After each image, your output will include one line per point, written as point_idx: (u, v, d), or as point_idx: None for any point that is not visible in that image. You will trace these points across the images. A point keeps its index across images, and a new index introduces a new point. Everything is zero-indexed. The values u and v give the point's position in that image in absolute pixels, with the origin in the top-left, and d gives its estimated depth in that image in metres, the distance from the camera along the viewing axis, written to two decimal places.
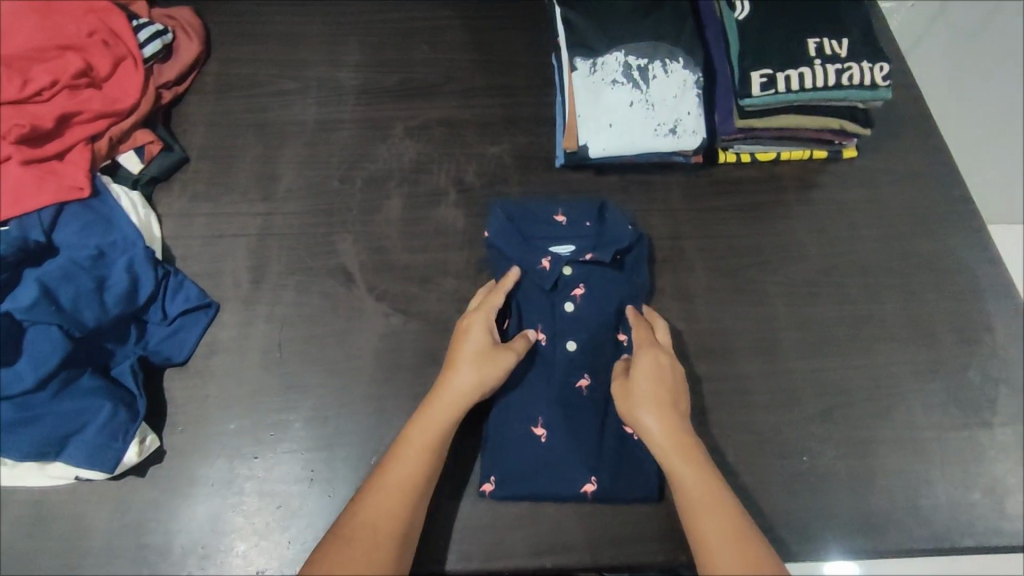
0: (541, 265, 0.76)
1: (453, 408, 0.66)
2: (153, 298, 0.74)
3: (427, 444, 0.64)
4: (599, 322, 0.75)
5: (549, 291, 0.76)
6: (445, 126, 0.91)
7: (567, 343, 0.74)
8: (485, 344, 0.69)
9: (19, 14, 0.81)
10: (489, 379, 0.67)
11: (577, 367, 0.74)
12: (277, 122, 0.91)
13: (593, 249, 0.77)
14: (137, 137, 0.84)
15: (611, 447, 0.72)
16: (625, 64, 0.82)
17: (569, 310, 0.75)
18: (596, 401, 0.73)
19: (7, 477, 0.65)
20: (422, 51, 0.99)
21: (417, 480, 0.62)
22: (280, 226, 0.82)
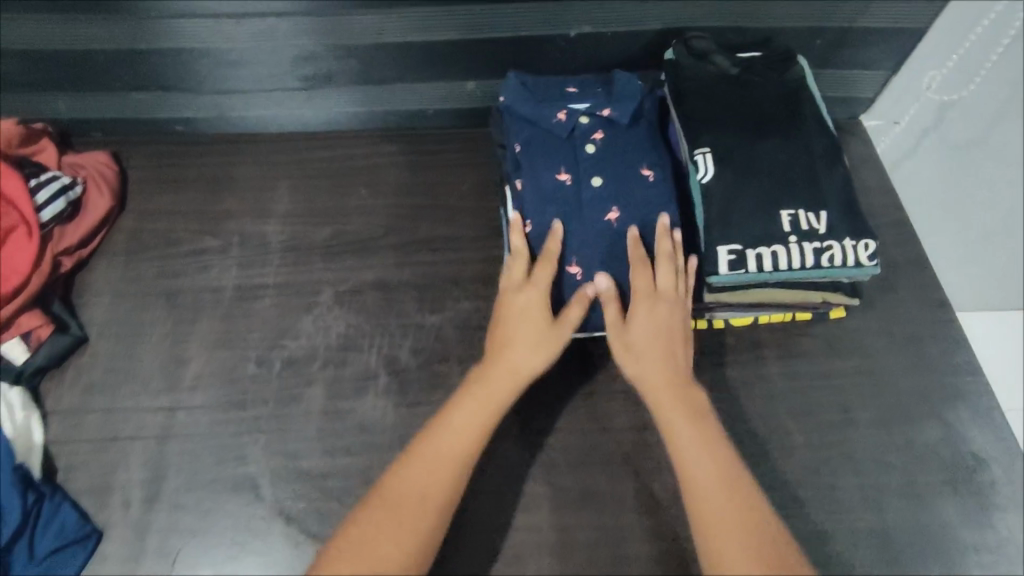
0: (558, 119, 0.78)
1: (502, 392, 0.65)
2: (19, 532, 0.64)
3: (465, 457, 0.62)
4: (621, 153, 0.75)
5: (568, 138, 0.77)
6: (380, 290, 0.81)
7: (593, 180, 0.73)
8: (541, 306, 0.69)
9: None
10: (542, 359, 0.66)
11: (606, 202, 0.73)
12: (191, 288, 0.81)
13: (610, 136, 0.77)
14: (22, 321, 0.73)
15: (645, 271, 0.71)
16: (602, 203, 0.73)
17: (581, 121, 0.78)
18: (628, 232, 0.72)
19: None
20: (360, 195, 0.89)
21: (457, 460, 0.61)
22: (183, 426, 0.72)
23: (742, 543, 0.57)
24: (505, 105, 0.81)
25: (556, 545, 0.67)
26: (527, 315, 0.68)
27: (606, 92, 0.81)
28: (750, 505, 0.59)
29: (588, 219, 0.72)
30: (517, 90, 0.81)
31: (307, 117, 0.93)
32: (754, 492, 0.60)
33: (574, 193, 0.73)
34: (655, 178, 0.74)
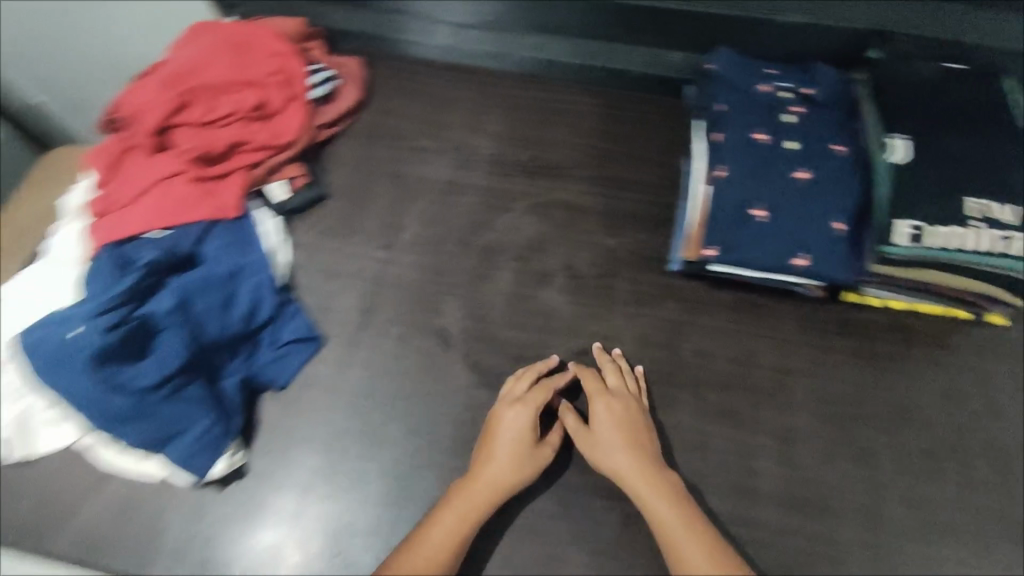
0: (761, 90, 0.87)
1: (485, 491, 0.68)
2: (269, 323, 0.80)
3: (457, 537, 0.65)
4: (816, 128, 0.83)
5: (768, 106, 0.85)
6: (567, 210, 0.93)
7: (787, 143, 0.82)
8: (524, 431, 0.71)
9: (217, 51, 0.92)
10: (520, 475, 0.69)
11: (795, 162, 0.81)
12: (412, 175, 0.96)
13: (808, 111, 0.85)
14: (288, 170, 0.91)
15: (824, 227, 0.77)
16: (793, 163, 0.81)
17: (782, 95, 0.86)
18: (815, 190, 0.79)
19: (112, 460, 0.72)
20: (559, 131, 1.02)
21: (451, 552, 0.64)
22: (394, 276, 0.86)
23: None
24: (713, 71, 0.91)
25: (692, 448, 0.75)
26: (515, 423, 0.72)
27: (807, 76, 0.89)
28: (718, 544, 0.64)
29: (778, 172, 0.80)
30: (728, 59, 0.90)
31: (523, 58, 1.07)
32: (708, 528, 0.65)
33: (770, 150, 0.81)
34: (846, 153, 0.81)
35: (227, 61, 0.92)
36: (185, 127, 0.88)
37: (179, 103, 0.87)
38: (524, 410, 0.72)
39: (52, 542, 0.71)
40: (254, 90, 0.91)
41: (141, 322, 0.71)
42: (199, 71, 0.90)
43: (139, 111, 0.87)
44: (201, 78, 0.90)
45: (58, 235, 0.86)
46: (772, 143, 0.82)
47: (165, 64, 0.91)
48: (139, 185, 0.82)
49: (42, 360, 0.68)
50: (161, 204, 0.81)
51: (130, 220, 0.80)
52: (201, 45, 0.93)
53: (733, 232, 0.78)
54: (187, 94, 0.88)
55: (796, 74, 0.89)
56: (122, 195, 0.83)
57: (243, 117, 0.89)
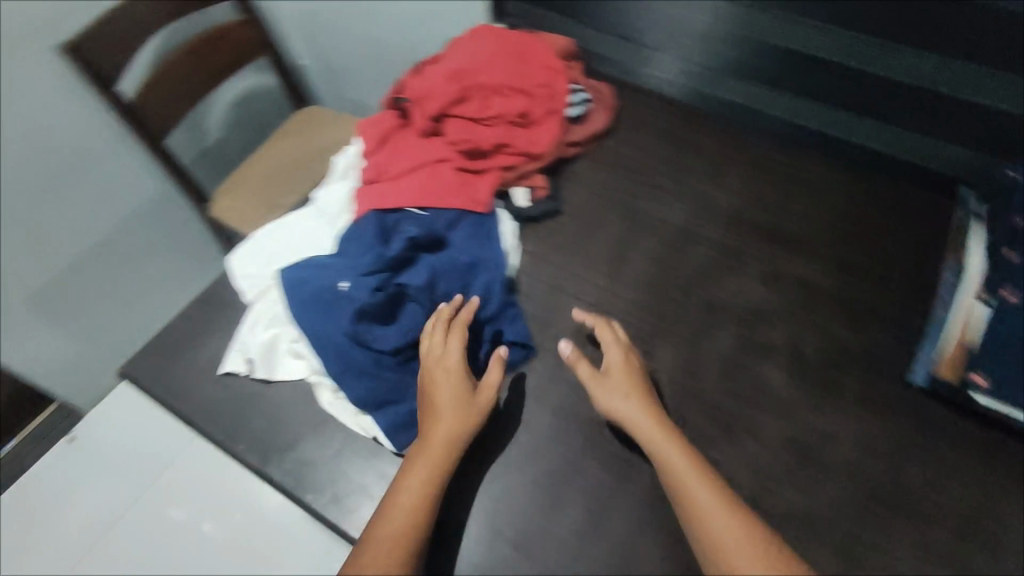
0: None
1: (441, 449, 0.69)
2: (491, 320, 0.82)
3: (421, 497, 0.66)
4: None
5: None
6: (801, 287, 0.88)
7: None
8: (455, 372, 0.73)
9: (500, 56, 0.98)
10: (465, 424, 0.70)
11: None
12: (645, 212, 0.96)
13: None
14: (534, 179, 0.95)
15: None
16: None
17: None
18: None
19: (331, 405, 0.76)
20: (803, 204, 0.97)
21: (422, 509, 0.66)
22: (612, 307, 0.86)
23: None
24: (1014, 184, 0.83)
25: None
26: (445, 357, 0.73)
27: None
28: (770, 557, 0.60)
29: None
30: None
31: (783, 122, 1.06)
32: (772, 542, 0.61)
33: None
34: None
35: (506, 67, 0.97)
36: (457, 119, 0.94)
37: (459, 95, 0.93)
38: (456, 351, 0.74)
39: (269, 462, 0.74)
40: (524, 98, 0.96)
41: (395, 291, 0.76)
42: (481, 70, 0.96)
43: (424, 96, 0.94)
44: (481, 77, 0.95)
45: (326, 191, 0.95)
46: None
47: (453, 58, 0.98)
48: (410, 163, 0.89)
49: (312, 302, 0.77)
50: (425, 186, 0.87)
51: (397, 193, 0.87)
52: (488, 48, 0.99)
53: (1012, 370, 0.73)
54: (468, 89, 0.94)
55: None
56: (393, 168, 0.90)
57: (509, 122, 0.94)
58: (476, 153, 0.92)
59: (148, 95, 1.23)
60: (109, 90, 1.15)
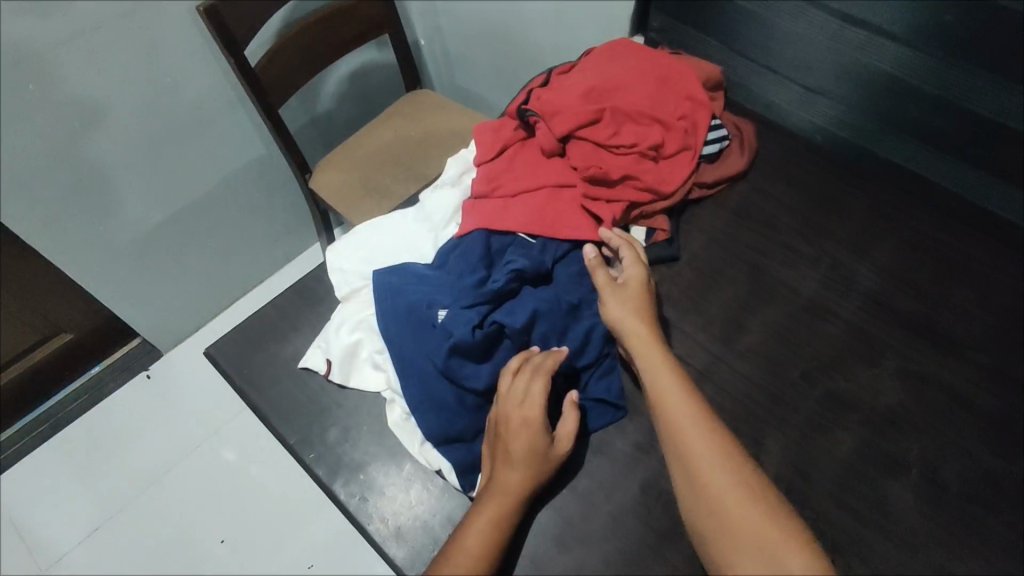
0: None
1: (509, 494, 0.65)
2: (586, 368, 0.76)
3: (486, 540, 0.63)
4: None
5: None
6: (946, 394, 0.77)
7: None
8: (528, 422, 0.66)
9: (640, 80, 0.89)
10: (537, 476, 0.66)
11: None
12: (773, 275, 0.86)
13: None
14: (654, 219, 0.88)
15: None
16: None
17: None
18: None
19: (397, 425, 0.73)
20: (961, 296, 0.85)
21: (486, 553, 0.62)
22: (721, 379, 0.78)
23: (793, 565, 0.57)
24: None
25: None
26: (524, 404, 0.66)
27: None
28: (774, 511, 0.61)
29: None
30: None
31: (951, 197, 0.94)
32: (769, 493, 0.62)
33: None
34: None
35: (650, 96, 0.88)
36: (583, 141, 0.85)
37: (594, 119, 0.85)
38: (538, 398, 0.66)
39: (335, 477, 0.72)
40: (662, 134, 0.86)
41: (494, 328, 0.70)
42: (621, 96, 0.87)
43: (557, 110, 0.85)
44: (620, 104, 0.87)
45: (431, 194, 0.90)
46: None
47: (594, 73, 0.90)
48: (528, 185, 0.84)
49: (404, 318, 0.74)
50: (539, 211, 0.81)
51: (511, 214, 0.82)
52: (629, 69, 0.90)
53: None
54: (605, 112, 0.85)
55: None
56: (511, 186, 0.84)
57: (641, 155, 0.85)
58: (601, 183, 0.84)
59: (273, 62, 1.22)
60: (239, 53, 1.14)
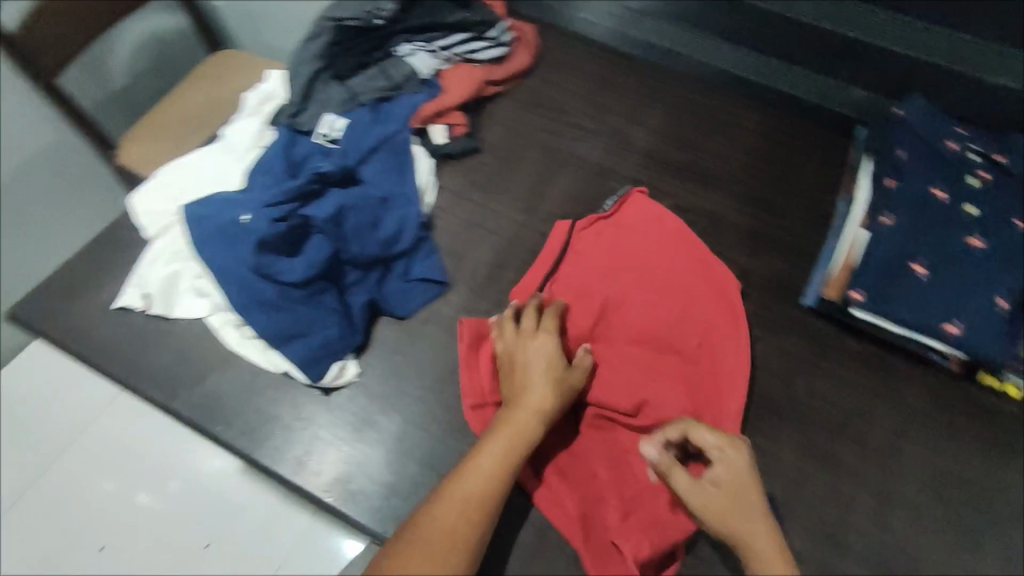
0: (948, 147, 0.84)
1: (527, 414, 0.66)
2: (405, 254, 0.82)
3: (500, 462, 0.64)
4: (1002, 197, 0.80)
5: (951, 166, 0.82)
6: (712, 219, 0.91)
7: (967, 206, 0.79)
8: (549, 359, 0.70)
9: (677, 271, 0.81)
10: (558, 393, 0.68)
11: (972, 227, 0.77)
12: (564, 149, 0.97)
13: (996, 180, 0.81)
14: (450, 116, 0.94)
15: (981, 302, 0.74)
16: (967, 228, 0.77)
17: (972, 157, 0.83)
18: (987, 259, 0.75)
19: (240, 343, 0.75)
20: (717, 142, 0.98)
21: (497, 486, 0.63)
22: (529, 241, 0.87)
23: None
24: (900, 118, 0.87)
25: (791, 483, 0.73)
26: (528, 346, 0.71)
27: (1001, 145, 0.85)
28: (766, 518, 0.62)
29: (950, 236, 0.77)
30: (922, 107, 0.88)
31: (711, 63, 1.04)
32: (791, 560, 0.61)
33: (949, 210, 0.79)
34: None
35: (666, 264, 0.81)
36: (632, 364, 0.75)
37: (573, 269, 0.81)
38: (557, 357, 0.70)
39: (174, 398, 0.73)
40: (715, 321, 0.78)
41: (299, 221, 0.75)
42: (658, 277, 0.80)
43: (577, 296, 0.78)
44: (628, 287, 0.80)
45: (231, 126, 0.90)
46: (950, 205, 0.79)
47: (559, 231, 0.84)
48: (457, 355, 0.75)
49: (213, 234, 0.74)
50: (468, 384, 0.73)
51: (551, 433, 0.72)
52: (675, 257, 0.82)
53: (881, 287, 0.76)
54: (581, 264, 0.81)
55: (988, 140, 0.86)
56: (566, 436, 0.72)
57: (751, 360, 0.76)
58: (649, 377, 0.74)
59: (38, 25, 1.12)
60: None
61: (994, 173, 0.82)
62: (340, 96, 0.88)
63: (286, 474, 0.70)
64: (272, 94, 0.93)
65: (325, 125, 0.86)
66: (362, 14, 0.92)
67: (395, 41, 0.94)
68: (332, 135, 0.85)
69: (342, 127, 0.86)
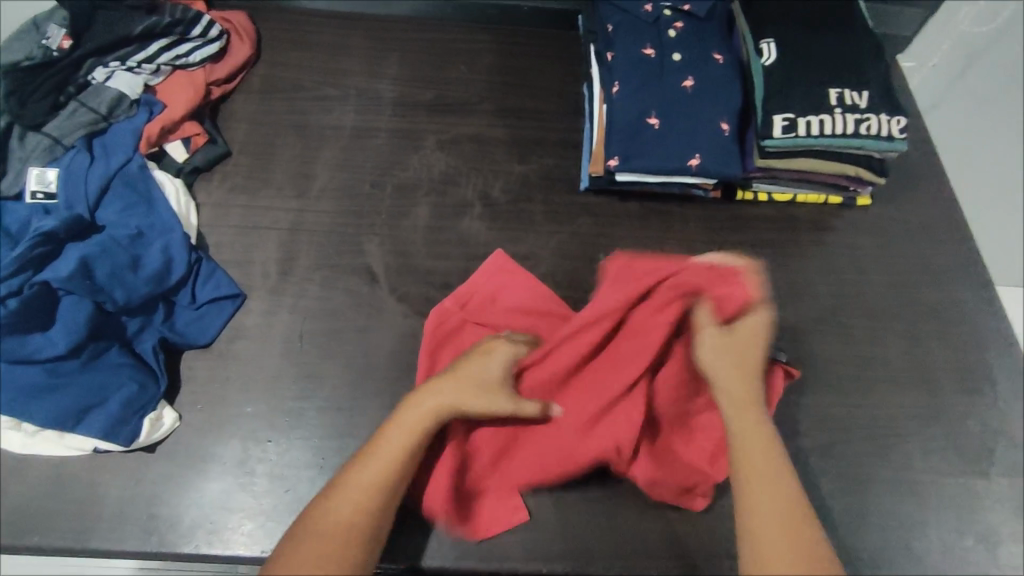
0: (645, 10, 0.91)
1: (422, 409, 0.64)
2: (184, 281, 0.76)
3: (385, 472, 0.61)
4: (697, 38, 0.89)
5: (653, 26, 0.90)
6: (476, 143, 0.95)
7: (673, 55, 0.87)
8: (473, 366, 0.68)
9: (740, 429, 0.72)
10: (460, 396, 0.65)
11: (682, 72, 0.87)
12: (317, 125, 0.95)
13: (688, 26, 0.90)
14: (184, 128, 0.88)
15: (707, 132, 0.84)
16: (678, 74, 0.86)
17: (665, 11, 0.90)
18: (701, 94, 0.85)
19: (25, 444, 0.66)
20: (461, 71, 1.01)
21: (377, 497, 0.59)
22: (311, 223, 0.86)
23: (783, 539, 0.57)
24: None
25: None
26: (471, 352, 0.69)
27: None
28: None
29: (667, 85, 0.86)
30: None
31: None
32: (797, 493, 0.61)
33: (660, 63, 0.87)
34: (725, 61, 0.88)
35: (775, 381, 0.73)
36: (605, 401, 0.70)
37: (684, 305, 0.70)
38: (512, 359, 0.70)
39: None
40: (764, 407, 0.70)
41: (41, 287, 0.67)
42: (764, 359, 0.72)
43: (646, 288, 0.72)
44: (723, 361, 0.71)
45: None
46: (659, 58, 0.87)
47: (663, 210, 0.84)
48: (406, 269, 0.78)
49: None
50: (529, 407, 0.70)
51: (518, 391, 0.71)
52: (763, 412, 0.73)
53: (629, 148, 0.84)
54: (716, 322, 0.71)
55: None
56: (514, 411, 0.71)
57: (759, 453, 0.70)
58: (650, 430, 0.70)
59: None
60: None
61: (686, 21, 0.91)
62: (41, 144, 0.78)
63: (134, 547, 0.65)
64: None
65: (35, 182, 0.76)
66: (36, 50, 0.82)
67: (86, 69, 0.85)
68: (47, 190, 0.76)
69: (55, 178, 0.77)
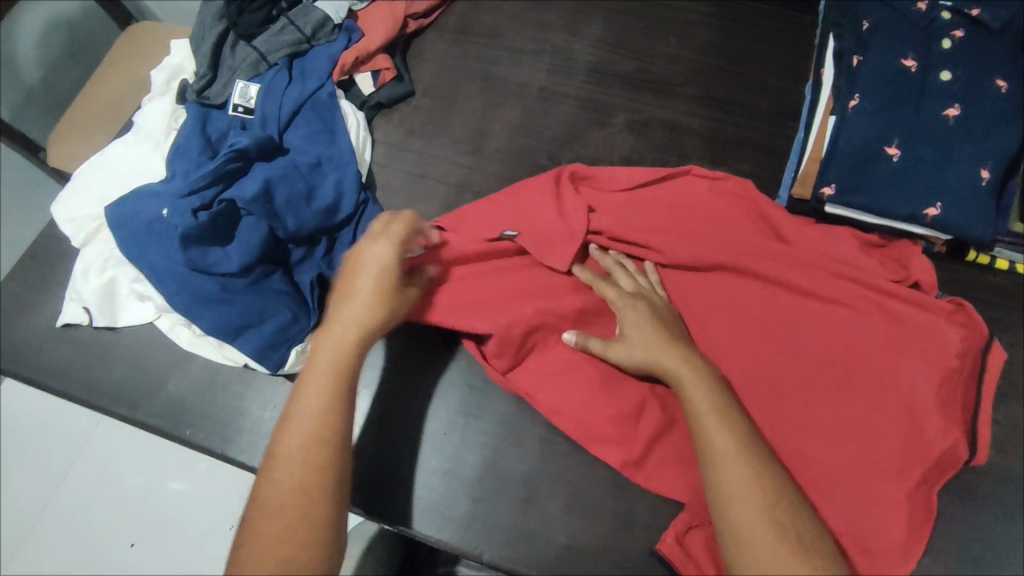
0: (917, 9, 0.75)
1: (348, 336, 0.59)
2: (350, 220, 0.77)
3: (323, 426, 0.55)
4: (984, 55, 0.72)
5: (923, 29, 0.74)
6: (668, 130, 0.85)
7: (941, 73, 0.71)
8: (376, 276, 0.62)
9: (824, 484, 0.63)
10: (379, 314, 0.61)
11: (948, 96, 0.70)
12: (504, 79, 0.90)
13: (970, 39, 0.73)
14: (377, 61, 0.86)
15: (960, 177, 0.68)
16: (943, 98, 0.70)
17: (944, 15, 0.74)
18: (966, 129, 0.69)
19: (191, 343, 0.72)
20: (667, 43, 0.90)
21: (323, 458, 0.54)
22: (479, 184, 0.83)
23: (748, 524, 0.53)
24: None
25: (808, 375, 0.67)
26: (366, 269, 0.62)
27: None
28: (797, 538, 0.52)
29: (924, 110, 0.70)
30: None
31: None
32: (775, 478, 0.56)
33: (921, 79, 0.71)
34: (1012, 91, 0.70)
35: (962, 391, 0.67)
36: None
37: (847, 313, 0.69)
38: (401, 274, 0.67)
39: (138, 409, 0.72)
40: (936, 419, 0.64)
41: (228, 204, 0.70)
42: (951, 359, 0.66)
43: (802, 285, 0.70)
44: (898, 374, 0.66)
45: (141, 112, 0.82)
46: (922, 74, 0.72)
47: (825, 233, 0.73)
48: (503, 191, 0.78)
49: (138, 233, 0.70)
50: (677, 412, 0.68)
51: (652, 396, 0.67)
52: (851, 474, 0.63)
53: (854, 178, 0.70)
54: (891, 323, 0.68)
55: None
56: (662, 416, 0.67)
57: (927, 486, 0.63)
58: (799, 436, 0.65)
59: None
60: None
61: (970, 31, 0.73)
62: (248, 59, 0.80)
63: (263, 467, 0.68)
64: (182, 67, 0.85)
65: (239, 95, 0.78)
66: None
67: None
68: (247, 105, 0.78)
69: (256, 94, 0.79)
